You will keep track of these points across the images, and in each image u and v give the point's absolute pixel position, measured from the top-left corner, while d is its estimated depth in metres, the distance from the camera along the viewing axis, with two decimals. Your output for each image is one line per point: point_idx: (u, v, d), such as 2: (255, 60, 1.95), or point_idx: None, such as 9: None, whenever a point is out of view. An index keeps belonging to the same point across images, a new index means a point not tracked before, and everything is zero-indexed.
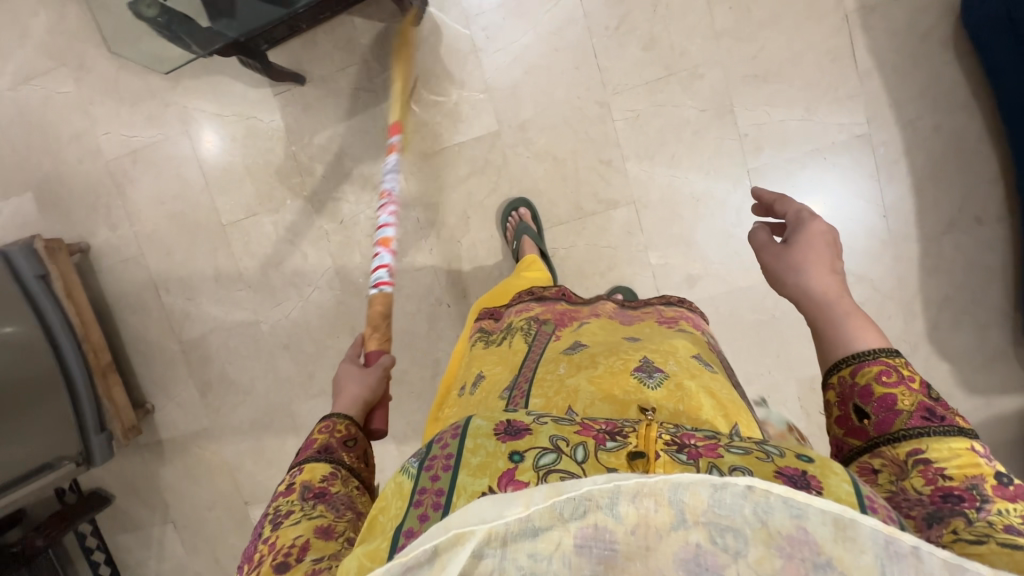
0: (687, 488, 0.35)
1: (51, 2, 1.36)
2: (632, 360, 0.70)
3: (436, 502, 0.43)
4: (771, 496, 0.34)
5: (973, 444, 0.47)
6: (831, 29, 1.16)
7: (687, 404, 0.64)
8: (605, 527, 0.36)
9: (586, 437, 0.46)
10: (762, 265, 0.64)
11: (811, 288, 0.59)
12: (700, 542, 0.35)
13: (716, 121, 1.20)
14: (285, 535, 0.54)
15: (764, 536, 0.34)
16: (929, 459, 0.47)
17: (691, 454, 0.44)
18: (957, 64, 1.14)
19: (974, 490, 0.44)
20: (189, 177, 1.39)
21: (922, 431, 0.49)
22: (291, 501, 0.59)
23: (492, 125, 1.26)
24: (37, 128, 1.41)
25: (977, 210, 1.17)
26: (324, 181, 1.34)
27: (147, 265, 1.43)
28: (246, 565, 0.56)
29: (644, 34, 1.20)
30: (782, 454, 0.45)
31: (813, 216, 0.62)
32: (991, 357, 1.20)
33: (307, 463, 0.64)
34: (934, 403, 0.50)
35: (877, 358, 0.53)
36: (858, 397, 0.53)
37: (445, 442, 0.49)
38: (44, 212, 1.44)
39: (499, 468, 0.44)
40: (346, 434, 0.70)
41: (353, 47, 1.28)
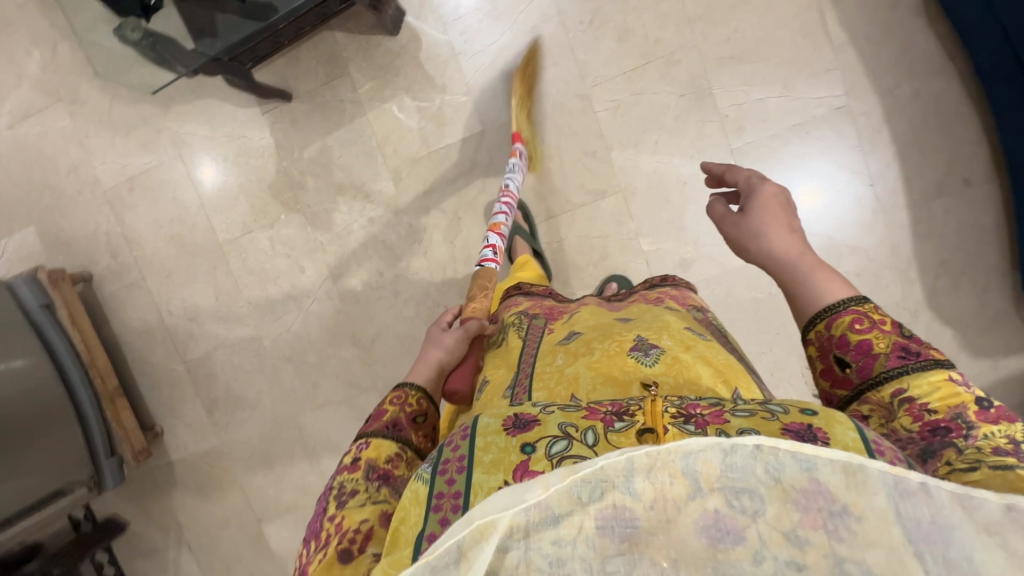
0: (697, 457, 0.34)
1: (43, 40, 1.41)
2: (627, 341, 0.70)
3: (455, 504, 0.41)
4: (780, 452, 0.33)
5: (951, 374, 0.48)
6: (801, 6, 1.18)
7: (685, 376, 0.64)
8: (624, 505, 0.34)
9: (594, 421, 0.45)
10: (724, 237, 0.65)
11: (773, 251, 0.59)
12: (717, 508, 0.34)
13: (696, 104, 1.21)
14: (350, 517, 0.53)
15: (778, 493, 0.33)
16: (913, 397, 0.48)
17: (699, 424, 0.43)
18: (928, 30, 1.15)
19: (959, 419, 0.45)
20: (185, 199, 1.42)
21: (901, 370, 0.49)
22: (355, 479, 0.58)
23: (476, 126, 1.28)
24: (37, 163, 1.45)
25: (965, 171, 1.17)
26: (316, 193, 1.36)
27: (148, 289, 1.46)
28: (308, 543, 0.55)
29: (618, 25, 1.22)
30: (786, 412, 0.44)
31: (762, 180, 0.63)
32: (994, 317, 1.20)
33: (374, 438, 0.62)
34: (907, 340, 0.51)
35: (847, 308, 0.53)
36: (837, 348, 0.53)
37: (455, 443, 0.47)
38: (47, 244, 1.47)
39: (512, 462, 0.43)
40: (417, 408, 0.69)
41: (336, 61, 1.31)
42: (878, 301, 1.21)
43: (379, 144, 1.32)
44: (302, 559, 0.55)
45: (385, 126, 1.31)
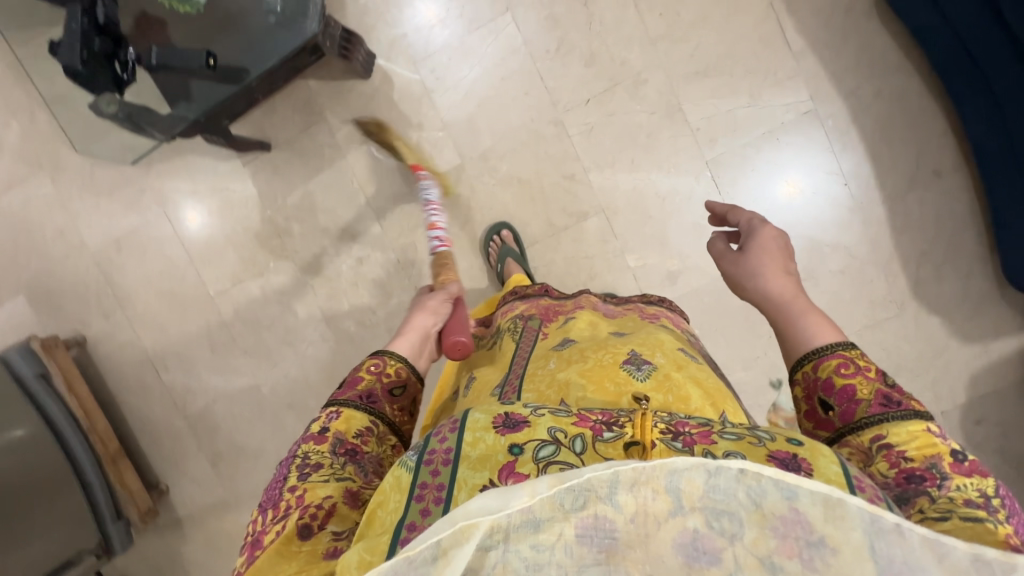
0: (681, 475, 0.36)
1: (21, 111, 1.42)
2: (620, 354, 0.71)
3: (438, 496, 0.44)
4: (762, 478, 0.36)
5: (929, 425, 0.50)
6: (759, 17, 1.21)
7: (675, 394, 0.65)
8: (605, 516, 0.37)
9: (583, 428, 0.47)
10: (723, 274, 0.68)
11: (769, 290, 0.62)
12: (697, 528, 0.37)
13: (667, 120, 1.24)
14: (313, 491, 0.54)
15: (758, 518, 0.36)
16: (891, 444, 0.50)
17: (686, 442, 0.45)
18: (883, 31, 1.19)
19: (934, 469, 0.47)
20: (173, 255, 1.43)
21: (882, 417, 0.52)
22: (320, 452, 0.58)
23: (455, 160, 1.30)
24: (23, 231, 1.45)
25: (935, 163, 1.20)
26: (303, 238, 1.37)
27: (143, 347, 1.46)
28: (264, 513, 0.55)
29: (584, 51, 1.25)
30: (773, 439, 0.46)
31: (762, 223, 0.66)
32: (979, 302, 1.22)
33: (345, 409, 0.63)
34: (890, 389, 0.53)
35: (835, 352, 0.56)
36: (822, 390, 0.55)
37: (443, 435, 0.49)
38: (38, 311, 1.47)
39: (499, 461, 0.46)
40: (394, 379, 0.68)
41: (311, 108, 1.33)
42: (864, 297, 1.24)
43: (361, 185, 1.34)
44: (253, 532, 0.54)
45: (366, 168, 1.33)
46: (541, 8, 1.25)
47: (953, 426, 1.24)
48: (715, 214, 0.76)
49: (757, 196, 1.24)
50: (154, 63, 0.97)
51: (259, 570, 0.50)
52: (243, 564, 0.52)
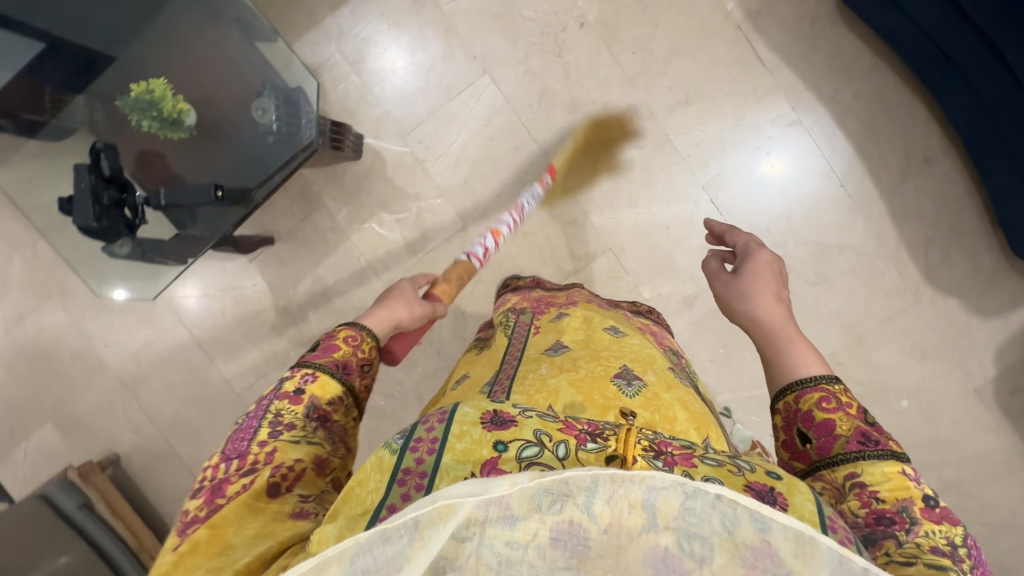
0: (658, 492, 0.34)
1: (22, 245, 1.43)
2: (612, 367, 0.71)
3: (420, 484, 0.42)
4: (738, 507, 0.33)
5: (904, 467, 0.50)
6: (729, 42, 1.23)
7: (662, 414, 0.65)
8: (580, 523, 0.35)
9: (568, 436, 0.45)
10: (716, 294, 0.70)
11: (759, 314, 0.64)
12: (668, 546, 0.35)
13: (658, 152, 1.26)
14: (284, 452, 0.50)
15: (729, 545, 0.33)
16: (864, 482, 0.50)
17: (666, 461, 0.43)
18: (850, 35, 1.22)
19: (904, 513, 0.47)
20: (193, 359, 1.43)
21: (857, 455, 0.51)
22: (294, 413, 0.53)
23: (457, 223, 1.32)
24: (41, 361, 1.45)
25: (924, 151, 1.22)
26: (320, 323, 1.38)
27: (178, 455, 1.46)
28: (227, 462, 0.49)
29: (566, 99, 1.27)
30: (752, 470, 0.44)
31: (759, 248, 0.70)
32: (991, 277, 1.24)
33: (321, 373, 0.56)
34: (869, 428, 0.53)
35: (817, 385, 0.56)
36: (802, 423, 0.55)
37: (431, 424, 0.46)
38: (67, 437, 1.47)
39: (482, 456, 0.43)
40: (367, 357, 0.62)
41: (308, 195, 1.35)
42: (878, 290, 1.25)
43: (368, 262, 1.35)
44: (211, 479, 0.48)
45: (370, 245, 1.34)
46: (517, 65, 1.27)
47: (988, 401, 1.26)
48: (714, 234, 0.80)
49: (744, 202, 1.26)
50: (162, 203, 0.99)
51: (220, 520, 0.45)
52: (199, 510, 0.46)
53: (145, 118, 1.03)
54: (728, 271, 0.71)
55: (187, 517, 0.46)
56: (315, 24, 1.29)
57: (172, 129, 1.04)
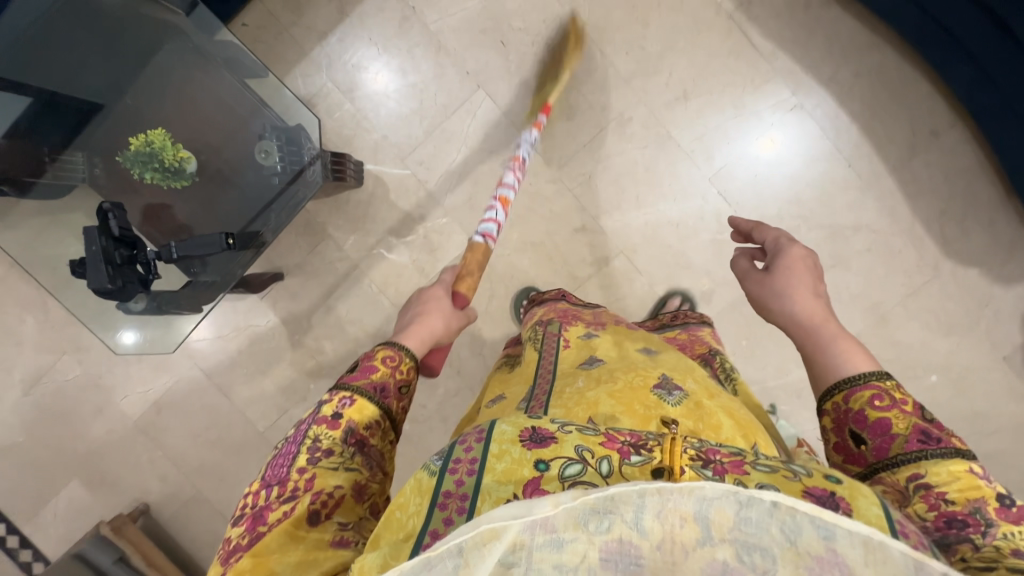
0: (711, 504, 0.35)
1: (32, 304, 1.42)
2: (651, 377, 0.69)
3: (461, 507, 0.41)
4: (798, 514, 0.33)
5: (972, 466, 0.48)
6: (723, 33, 1.22)
7: (705, 422, 0.63)
8: (629, 540, 0.36)
9: (611, 450, 0.44)
10: (749, 293, 0.69)
11: (797, 313, 0.63)
12: (726, 560, 0.35)
13: (660, 150, 1.25)
14: (323, 480, 0.53)
15: (793, 556, 0.33)
16: (930, 484, 0.48)
17: (716, 470, 0.41)
18: (845, 15, 1.20)
19: (978, 515, 0.45)
20: (213, 402, 1.42)
21: (920, 455, 0.50)
22: (332, 439, 0.56)
23: (465, 241, 1.31)
24: (62, 419, 1.45)
25: (931, 124, 1.21)
26: (338, 354, 1.37)
27: (208, 499, 1.45)
28: (267, 489, 0.53)
29: (563, 106, 1.25)
30: (810, 474, 0.41)
31: (789, 243, 0.69)
32: (1011, 244, 1.22)
33: (359, 397, 0.59)
34: (928, 425, 0.51)
35: (866, 383, 0.54)
36: (854, 423, 0.54)
37: (469, 444, 0.46)
38: (95, 492, 1.46)
39: (523, 476, 0.43)
40: (406, 377, 0.64)
41: (313, 227, 1.33)
42: (897, 268, 1.24)
43: (380, 289, 1.34)
44: (252, 506, 0.52)
45: (380, 271, 1.33)
46: (510, 76, 1.26)
47: (1018, 369, 1.24)
48: (739, 231, 0.78)
49: (750, 191, 1.25)
50: (174, 257, 0.98)
51: (265, 547, 0.49)
52: (241, 536, 0.51)
53: (147, 171, 1.02)
54: (760, 268, 0.70)
55: (233, 543, 0.51)
56: (304, 54, 1.27)
57: (175, 178, 1.03)
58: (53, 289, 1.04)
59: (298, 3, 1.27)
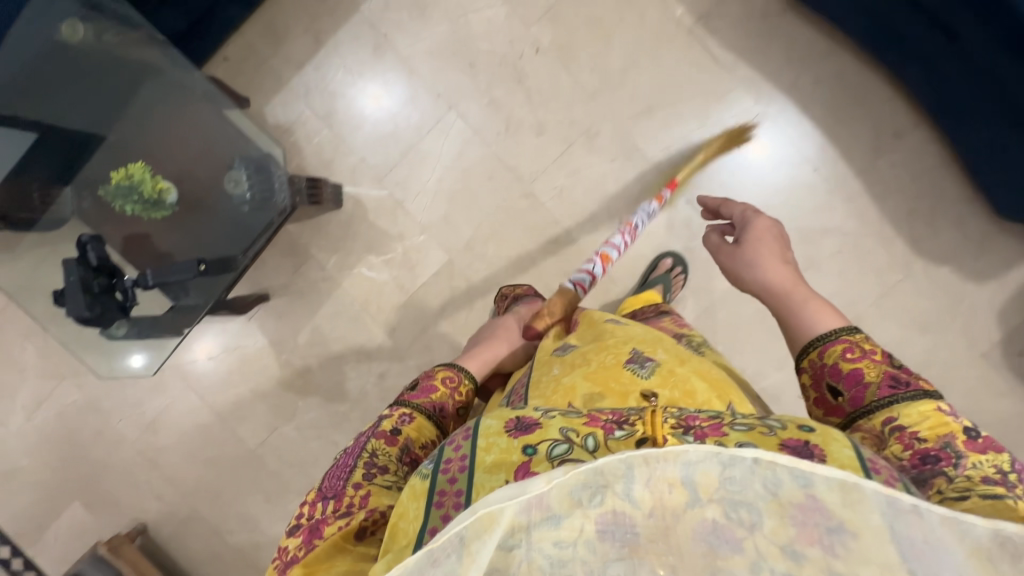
0: (697, 468, 0.39)
1: (32, 332, 1.48)
2: (622, 353, 0.72)
3: (457, 501, 0.45)
4: (777, 467, 0.38)
5: (940, 404, 0.53)
6: (683, 46, 1.25)
7: (681, 389, 0.66)
8: (623, 510, 0.39)
9: (594, 427, 0.48)
10: (722, 267, 0.74)
11: (768, 279, 0.68)
12: (716, 518, 0.39)
13: (629, 163, 1.27)
14: (378, 497, 0.57)
15: (776, 507, 0.38)
16: (903, 425, 0.53)
17: (697, 435, 0.45)
18: (802, 24, 1.23)
19: (949, 448, 0.50)
20: (207, 421, 1.46)
21: (891, 400, 0.55)
22: (388, 455, 0.62)
23: (444, 257, 1.34)
24: (63, 443, 1.49)
25: (893, 126, 1.22)
26: (324, 371, 1.41)
27: (204, 517, 1.48)
28: (324, 501, 0.58)
29: (533, 123, 1.29)
30: (784, 427, 0.47)
31: (756, 215, 0.74)
32: (980, 241, 1.23)
33: (417, 415, 0.68)
34: (897, 370, 0.56)
35: (839, 338, 0.60)
36: (830, 376, 0.59)
37: (458, 443, 0.51)
38: (97, 513, 1.50)
39: (513, 462, 0.47)
40: (462, 400, 0.75)
41: (296, 249, 1.38)
42: (867, 269, 1.25)
43: (363, 306, 1.38)
44: (309, 518, 0.57)
45: (362, 289, 1.37)
46: (480, 96, 1.30)
47: (997, 365, 1.24)
48: (709, 209, 0.84)
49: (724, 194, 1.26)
50: (150, 284, 1.02)
51: (315, 559, 0.53)
52: (297, 549, 0.55)
53: (128, 204, 1.08)
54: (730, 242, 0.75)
55: (289, 553, 0.55)
56: (283, 84, 1.33)
57: (155, 209, 1.08)
58: (41, 320, 1.08)
59: (275, 36, 1.32)
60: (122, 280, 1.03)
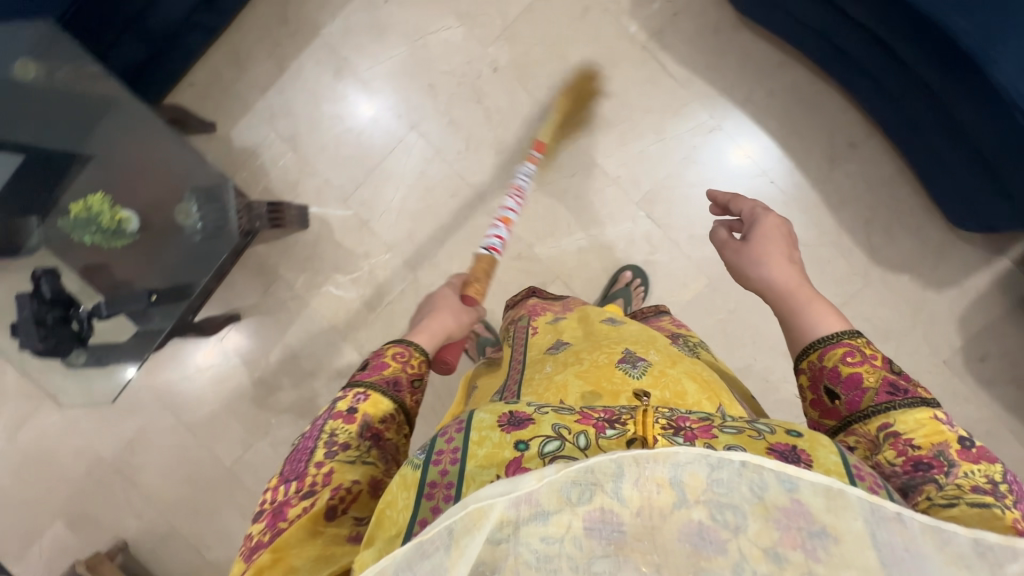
0: (685, 468, 0.38)
1: None
2: (615, 353, 0.72)
3: (448, 494, 0.44)
4: (764, 471, 0.37)
5: (936, 413, 0.53)
6: (638, 63, 1.27)
7: (671, 390, 0.66)
8: (611, 509, 0.38)
9: (586, 425, 0.48)
10: (727, 262, 0.72)
11: (774, 279, 0.66)
12: (701, 520, 0.38)
13: (587, 178, 1.29)
14: (342, 475, 0.56)
15: (761, 510, 0.37)
16: (898, 431, 0.53)
17: (686, 436, 0.46)
18: (754, 39, 1.25)
19: (942, 456, 0.51)
20: (183, 439, 1.49)
21: (888, 406, 0.55)
22: (348, 433, 0.59)
23: (408, 275, 1.36)
24: (43, 463, 1.52)
25: (848, 136, 1.24)
26: (295, 388, 1.43)
27: (182, 533, 1.50)
28: (287, 484, 0.56)
29: (492, 141, 1.31)
30: (772, 431, 0.48)
31: (765, 212, 0.71)
32: (938, 249, 1.24)
33: (372, 391, 0.63)
34: (896, 377, 0.57)
35: (839, 341, 0.59)
36: (829, 378, 0.59)
37: (450, 435, 0.49)
38: (78, 532, 1.52)
39: (506, 458, 0.46)
40: (417, 371, 0.68)
41: (265, 269, 1.40)
42: (827, 279, 1.25)
43: (331, 324, 1.40)
44: (272, 501, 0.55)
45: (330, 307, 1.39)
46: (440, 116, 1.32)
47: (960, 372, 1.24)
48: (717, 203, 0.81)
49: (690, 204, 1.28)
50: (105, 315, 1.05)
51: (283, 541, 0.52)
52: (263, 532, 0.54)
53: (87, 234, 1.09)
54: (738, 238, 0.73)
55: (253, 540, 0.54)
56: (248, 108, 1.35)
57: (114, 237, 1.10)
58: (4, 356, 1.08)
59: (240, 61, 1.35)
60: (77, 311, 1.07)
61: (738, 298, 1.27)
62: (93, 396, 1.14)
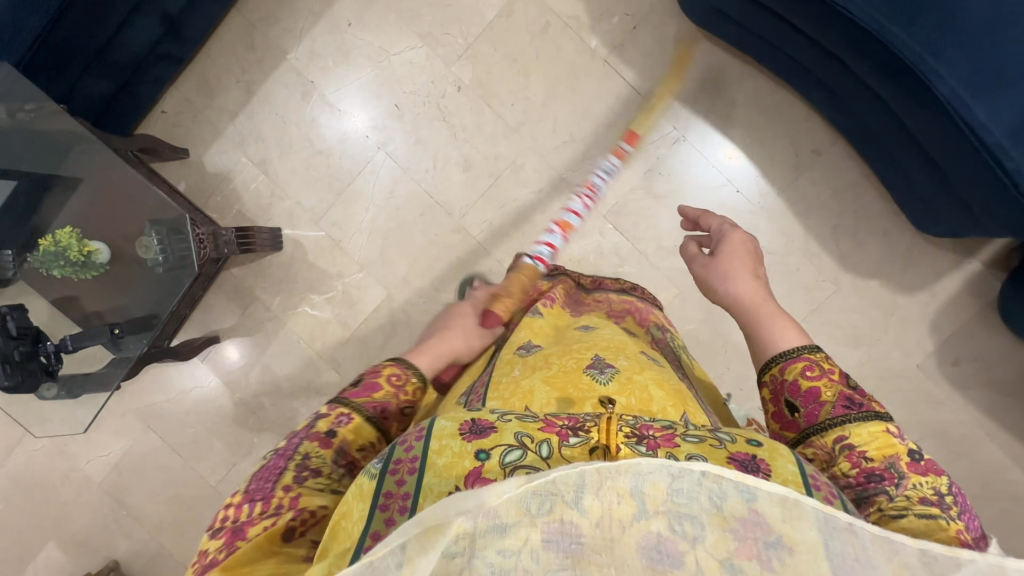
0: (646, 478, 0.36)
1: None
2: (585, 358, 0.71)
3: (404, 506, 0.43)
4: (723, 481, 0.36)
5: (888, 426, 0.53)
6: (600, 78, 1.28)
7: (637, 396, 0.64)
8: (571, 520, 0.35)
9: (549, 433, 0.47)
10: (696, 276, 0.72)
11: (740, 293, 0.67)
12: (660, 531, 0.35)
13: (554, 192, 1.30)
14: (309, 497, 0.51)
15: (719, 520, 0.35)
16: (853, 444, 0.52)
17: (649, 445, 0.45)
18: (714, 50, 1.26)
19: (893, 468, 0.50)
20: (169, 460, 1.51)
21: (844, 419, 0.54)
22: (322, 458, 0.54)
23: (382, 293, 1.37)
24: (33, 488, 1.54)
25: (813, 144, 1.24)
26: (275, 408, 1.44)
27: (171, 553, 1.52)
28: (250, 504, 0.49)
29: (460, 159, 1.33)
30: (733, 440, 0.48)
31: (733, 228, 0.73)
32: (907, 254, 1.24)
33: (357, 415, 0.58)
34: (852, 391, 0.56)
35: (800, 356, 0.59)
36: (789, 392, 0.58)
37: (409, 443, 0.47)
38: (68, 554, 1.54)
39: (465, 467, 0.45)
40: (409, 399, 0.64)
41: (241, 291, 1.42)
42: (797, 286, 1.25)
43: (308, 344, 1.41)
44: (232, 520, 0.49)
45: (306, 327, 1.41)
46: (407, 135, 1.34)
47: (934, 376, 1.24)
48: (688, 219, 0.82)
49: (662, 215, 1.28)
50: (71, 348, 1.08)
51: (236, 562, 0.46)
52: (217, 552, 0.47)
53: (55, 267, 1.12)
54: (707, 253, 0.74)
55: (204, 559, 0.47)
56: (219, 133, 1.37)
57: (83, 269, 1.13)
58: None
59: (209, 88, 1.37)
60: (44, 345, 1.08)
61: (708, 308, 1.27)
62: (66, 424, 1.16)
